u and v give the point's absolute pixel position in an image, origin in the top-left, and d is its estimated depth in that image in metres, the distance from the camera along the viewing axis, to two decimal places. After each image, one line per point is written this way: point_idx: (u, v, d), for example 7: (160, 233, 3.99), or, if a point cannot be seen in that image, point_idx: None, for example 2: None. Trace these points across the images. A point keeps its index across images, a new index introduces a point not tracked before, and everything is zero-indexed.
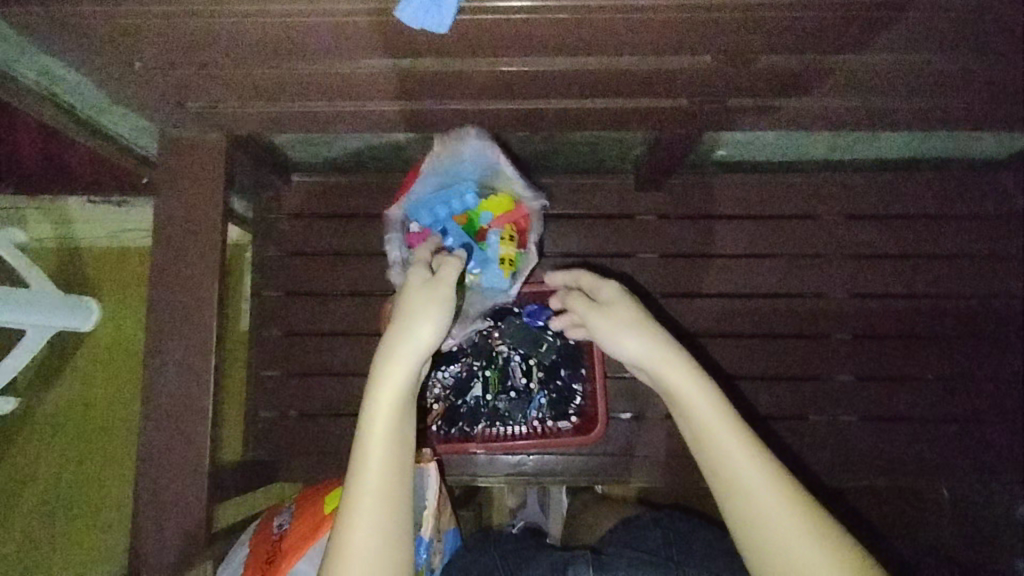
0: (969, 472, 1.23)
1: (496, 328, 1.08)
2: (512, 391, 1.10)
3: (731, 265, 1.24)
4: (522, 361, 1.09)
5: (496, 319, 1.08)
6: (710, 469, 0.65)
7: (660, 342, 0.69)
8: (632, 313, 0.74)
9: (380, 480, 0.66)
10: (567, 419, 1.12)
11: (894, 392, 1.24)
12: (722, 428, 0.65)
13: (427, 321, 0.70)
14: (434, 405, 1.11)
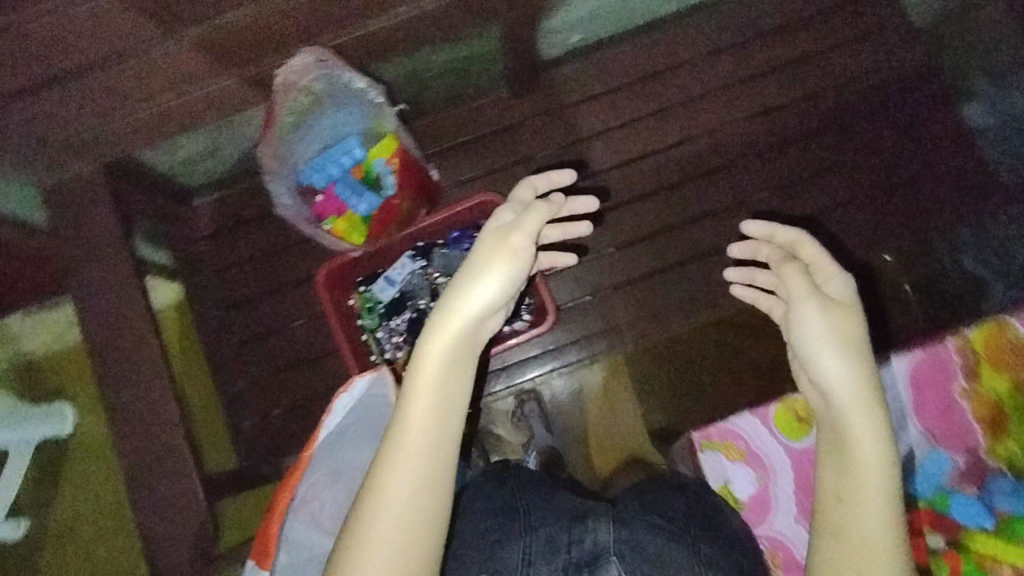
0: (909, 240, 1.26)
1: (426, 264, 1.16)
2: None
3: (628, 129, 1.27)
4: None
5: (424, 257, 1.16)
6: (850, 508, 0.65)
7: (865, 392, 0.67)
8: (849, 328, 0.70)
9: (413, 441, 0.67)
10: (522, 318, 1.16)
11: (815, 192, 1.26)
12: (878, 487, 0.65)
13: (491, 275, 0.74)
14: (398, 354, 1.16)
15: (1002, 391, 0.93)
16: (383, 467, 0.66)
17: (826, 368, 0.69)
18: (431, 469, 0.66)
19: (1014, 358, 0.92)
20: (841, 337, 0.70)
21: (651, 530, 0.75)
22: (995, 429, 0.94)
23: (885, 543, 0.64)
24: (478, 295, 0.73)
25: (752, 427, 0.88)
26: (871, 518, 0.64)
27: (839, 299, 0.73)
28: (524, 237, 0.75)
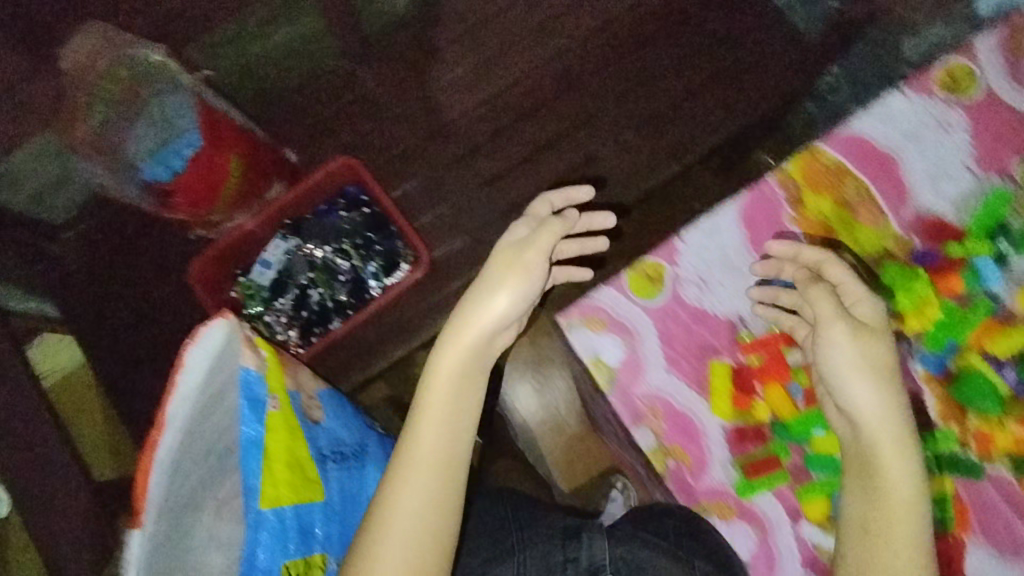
0: (757, 124, 1.26)
1: (300, 240, 1.18)
2: (343, 275, 1.18)
3: (470, 72, 1.28)
4: (335, 249, 1.18)
5: (297, 233, 1.18)
6: (861, 505, 0.72)
7: (890, 414, 0.71)
8: (884, 351, 0.73)
9: (423, 461, 0.73)
10: (401, 267, 1.18)
11: (659, 95, 1.27)
12: (904, 497, 0.70)
13: (505, 294, 0.78)
14: (290, 333, 1.16)
15: (826, 209, 0.89)
16: (395, 484, 0.72)
17: (846, 388, 0.73)
18: (443, 488, 0.73)
19: (828, 179, 0.90)
20: (874, 363, 0.73)
21: (644, 545, 0.78)
22: (829, 246, 0.88)
23: (902, 550, 0.68)
24: (496, 310, 0.78)
25: (610, 298, 0.90)
26: (895, 541, 0.69)
27: (868, 317, 0.75)
28: (537, 255, 0.79)
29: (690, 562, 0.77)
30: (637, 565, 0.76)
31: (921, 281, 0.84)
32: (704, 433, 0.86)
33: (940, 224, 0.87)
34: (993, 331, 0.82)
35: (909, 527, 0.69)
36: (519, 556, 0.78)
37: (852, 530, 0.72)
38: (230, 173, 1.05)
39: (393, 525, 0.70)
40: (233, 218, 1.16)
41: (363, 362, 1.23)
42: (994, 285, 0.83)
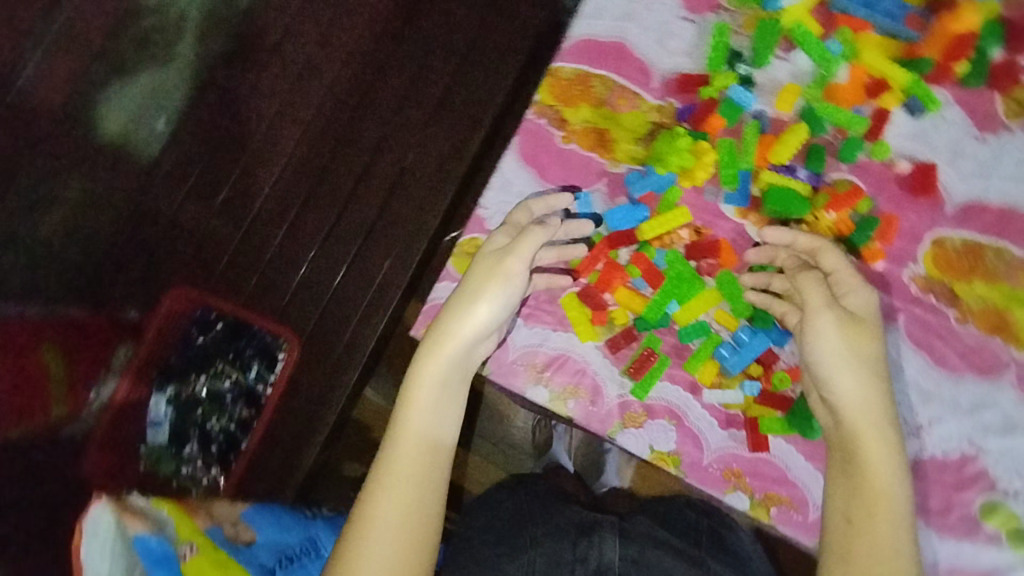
0: (527, 73, 1.30)
1: (178, 383, 1.14)
2: (230, 393, 1.16)
3: (263, 128, 1.17)
4: (212, 373, 1.16)
5: (171, 380, 1.13)
6: (847, 496, 0.73)
7: (873, 403, 0.73)
8: (872, 345, 0.75)
9: (402, 470, 0.75)
10: (279, 355, 1.18)
11: (434, 86, 1.26)
12: (886, 485, 0.71)
13: (485, 304, 0.80)
14: (213, 472, 1.15)
15: (589, 116, 0.94)
16: (377, 496, 0.74)
17: (837, 378, 0.75)
18: (418, 505, 0.74)
19: (577, 89, 0.95)
20: (863, 354, 0.75)
21: (654, 548, 0.85)
22: (607, 144, 0.93)
23: (881, 543, 0.69)
24: (477, 320, 0.80)
25: (447, 291, 0.92)
26: (875, 531, 0.70)
27: (858, 312, 0.77)
28: (518, 264, 0.80)
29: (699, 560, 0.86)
30: (648, 564, 0.84)
31: (681, 136, 0.89)
32: (585, 362, 0.87)
33: (686, 77, 0.94)
34: (770, 145, 0.90)
35: (885, 515, 0.70)
36: (530, 553, 0.85)
37: (836, 520, 0.73)
38: (48, 367, 0.96)
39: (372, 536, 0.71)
40: (93, 396, 1.05)
41: (295, 457, 1.23)
42: (751, 107, 0.92)
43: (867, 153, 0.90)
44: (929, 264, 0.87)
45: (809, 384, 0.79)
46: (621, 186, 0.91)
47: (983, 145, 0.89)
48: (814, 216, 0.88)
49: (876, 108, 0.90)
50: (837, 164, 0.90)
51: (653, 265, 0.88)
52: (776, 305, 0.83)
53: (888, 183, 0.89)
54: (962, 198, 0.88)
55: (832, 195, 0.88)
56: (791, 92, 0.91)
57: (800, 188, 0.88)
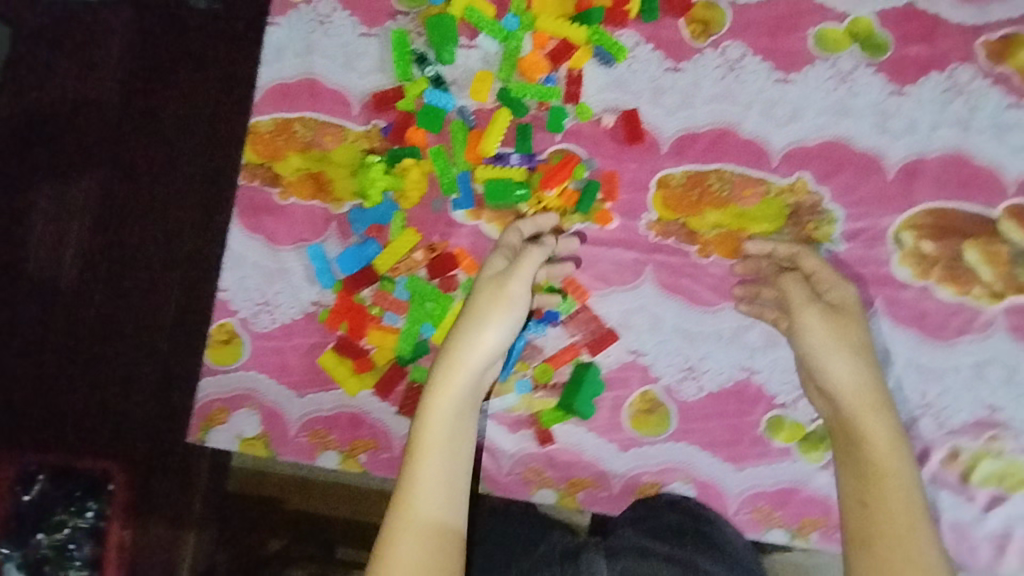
0: None
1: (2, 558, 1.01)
2: (72, 540, 1.04)
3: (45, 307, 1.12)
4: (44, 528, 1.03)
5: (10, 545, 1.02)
6: (885, 502, 0.68)
7: (866, 385, 0.73)
8: (863, 337, 0.74)
9: (437, 496, 0.66)
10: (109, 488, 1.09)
11: (198, 145, 1.11)
12: (905, 487, 0.68)
13: (493, 329, 0.72)
14: None
15: (299, 163, 0.92)
16: (407, 531, 0.63)
17: (835, 368, 0.73)
18: (440, 543, 0.64)
19: (280, 139, 0.92)
20: (852, 341, 0.74)
21: (644, 558, 0.67)
22: (325, 186, 0.91)
23: (920, 551, 0.64)
24: (485, 344, 0.72)
25: (212, 385, 0.89)
26: (895, 526, 0.66)
27: (842, 306, 0.77)
28: (519, 287, 0.74)
29: (690, 561, 0.68)
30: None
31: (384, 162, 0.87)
32: (365, 413, 0.86)
33: (381, 95, 0.91)
34: (477, 140, 0.88)
35: (923, 527, 0.65)
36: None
37: (850, 509, 0.69)
38: None
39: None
40: None
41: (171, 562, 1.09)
42: (451, 106, 0.90)
43: (572, 117, 0.89)
44: (659, 208, 0.87)
45: (812, 387, 0.78)
46: (348, 226, 0.89)
47: (679, 74, 0.88)
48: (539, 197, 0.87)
49: (569, 70, 0.89)
50: (549, 136, 0.89)
51: (396, 298, 0.86)
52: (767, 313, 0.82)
53: (600, 141, 0.88)
54: (673, 134, 0.88)
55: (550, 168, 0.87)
56: (484, 79, 0.89)
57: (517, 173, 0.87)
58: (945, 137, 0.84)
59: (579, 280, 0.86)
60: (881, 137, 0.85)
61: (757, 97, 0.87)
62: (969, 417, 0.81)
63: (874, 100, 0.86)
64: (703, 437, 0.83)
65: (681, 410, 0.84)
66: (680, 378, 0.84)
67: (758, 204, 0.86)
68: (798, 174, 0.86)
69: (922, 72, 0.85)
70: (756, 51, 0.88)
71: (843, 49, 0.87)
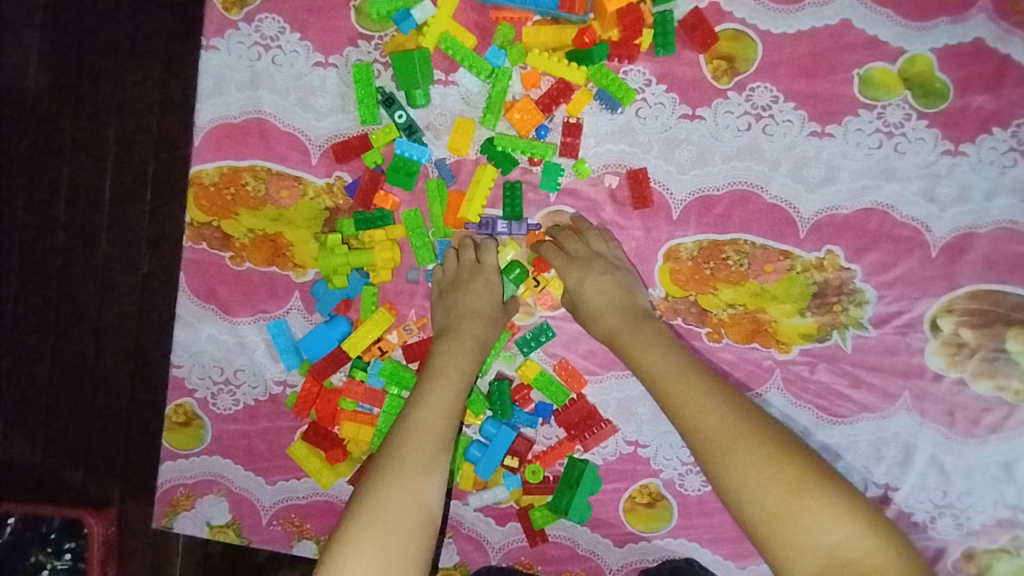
0: None
1: None
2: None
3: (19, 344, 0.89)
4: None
5: None
6: (689, 415, 0.60)
7: (624, 321, 0.70)
8: (609, 292, 0.71)
9: (422, 440, 0.61)
10: None
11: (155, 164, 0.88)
12: (704, 394, 0.61)
13: (481, 320, 0.72)
14: None
15: (253, 222, 0.79)
16: (380, 479, 0.58)
17: (597, 325, 0.71)
18: (422, 478, 0.59)
19: (229, 193, 0.79)
20: (600, 286, 0.71)
21: None
22: (284, 251, 0.79)
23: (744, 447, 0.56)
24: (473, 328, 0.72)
25: (175, 469, 0.81)
26: (713, 430, 0.58)
27: (594, 250, 0.73)
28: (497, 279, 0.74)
29: None
30: None
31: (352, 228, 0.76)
32: (340, 502, 0.79)
33: (342, 143, 0.77)
34: (458, 203, 0.76)
35: (748, 418, 0.58)
36: None
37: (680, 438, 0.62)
38: None
39: (386, 513, 0.55)
40: None
41: None
42: (427, 160, 0.76)
43: (569, 175, 0.76)
44: (666, 283, 0.76)
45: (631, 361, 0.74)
46: (312, 300, 0.78)
47: (696, 122, 0.75)
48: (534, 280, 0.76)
49: (565, 117, 0.76)
50: (540, 196, 0.77)
51: (370, 386, 0.77)
52: None
53: (601, 204, 0.76)
54: (686, 196, 0.76)
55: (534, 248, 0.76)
56: (466, 127, 0.76)
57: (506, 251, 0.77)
58: (1001, 207, 0.73)
59: (575, 367, 0.76)
60: (927, 206, 0.74)
61: (787, 154, 0.75)
62: (990, 518, 0.75)
63: (923, 160, 0.73)
64: (704, 534, 0.77)
65: (682, 505, 0.77)
66: (682, 472, 0.77)
67: (780, 282, 0.75)
68: (828, 247, 0.75)
69: (982, 127, 0.73)
70: (788, 95, 0.74)
71: (894, 94, 0.73)
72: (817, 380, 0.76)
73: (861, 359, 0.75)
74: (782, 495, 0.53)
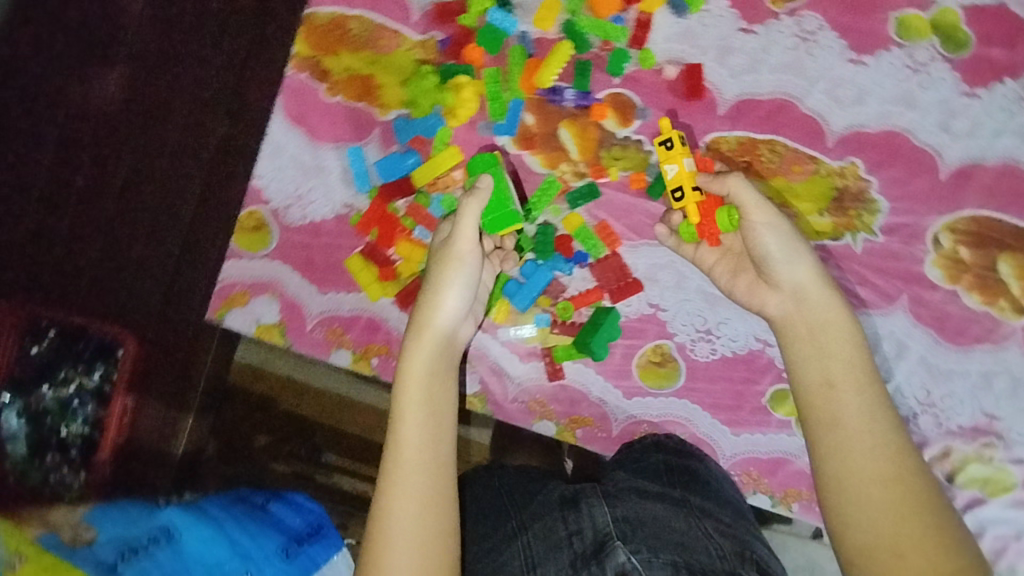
0: None
1: (26, 395, 1.00)
2: (76, 399, 1.03)
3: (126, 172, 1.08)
4: (57, 384, 1.02)
5: (35, 384, 1.01)
6: (835, 451, 0.67)
7: (821, 286, 0.72)
8: (810, 275, 0.73)
9: (411, 463, 0.71)
10: (119, 354, 1.08)
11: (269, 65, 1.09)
12: (867, 403, 0.68)
13: (452, 290, 0.78)
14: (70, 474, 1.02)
15: (351, 63, 0.90)
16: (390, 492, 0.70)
17: (783, 262, 0.73)
18: (433, 486, 0.70)
19: (335, 35, 0.90)
20: (788, 233, 0.73)
21: (644, 498, 0.73)
22: (373, 90, 0.89)
23: (875, 490, 0.64)
24: (449, 305, 0.78)
25: (236, 269, 0.89)
26: (864, 435, 0.66)
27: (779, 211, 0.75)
28: (467, 245, 0.78)
29: (685, 501, 0.74)
30: (642, 520, 0.70)
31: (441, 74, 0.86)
32: (382, 319, 0.88)
33: (443, 7, 0.89)
34: (534, 70, 0.87)
35: (895, 457, 0.65)
36: (523, 538, 0.74)
37: (815, 392, 0.70)
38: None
39: (396, 538, 0.67)
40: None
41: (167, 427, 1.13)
42: (513, 31, 0.88)
43: (634, 63, 0.87)
44: None
45: (750, 284, 0.76)
46: (391, 134, 0.88)
47: (750, 37, 0.86)
48: (669, 140, 0.80)
49: (637, 13, 0.87)
50: (607, 79, 0.87)
51: (430, 213, 0.86)
52: (701, 253, 0.80)
53: (657, 91, 0.87)
54: (732, 97, 0.86)
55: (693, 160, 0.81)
56: (551, 8, 0.87)
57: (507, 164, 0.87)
58: (1006, 145, 0.83)
59: (614, 228, 0.86)
60: (941, 136, 0.84)
61: (825, 75, 0.86)
62: (967, 421, 0.82)
63: (942, 97, 0.84)
64: (705, 398, 0.85)
65: (689, 368, 0.85)
66: (694, 338, 0.85)
67: (805, 182, 0.85)
68: (850, 159, 0.85)
69: (996, 77, 0.84)
70: (833, 26, 0.86)
71: (923, 39, 0.85)
72: (826, 273, 0.84)
73: (868, 260, 0.84)
74: (895, 516, 0.63)
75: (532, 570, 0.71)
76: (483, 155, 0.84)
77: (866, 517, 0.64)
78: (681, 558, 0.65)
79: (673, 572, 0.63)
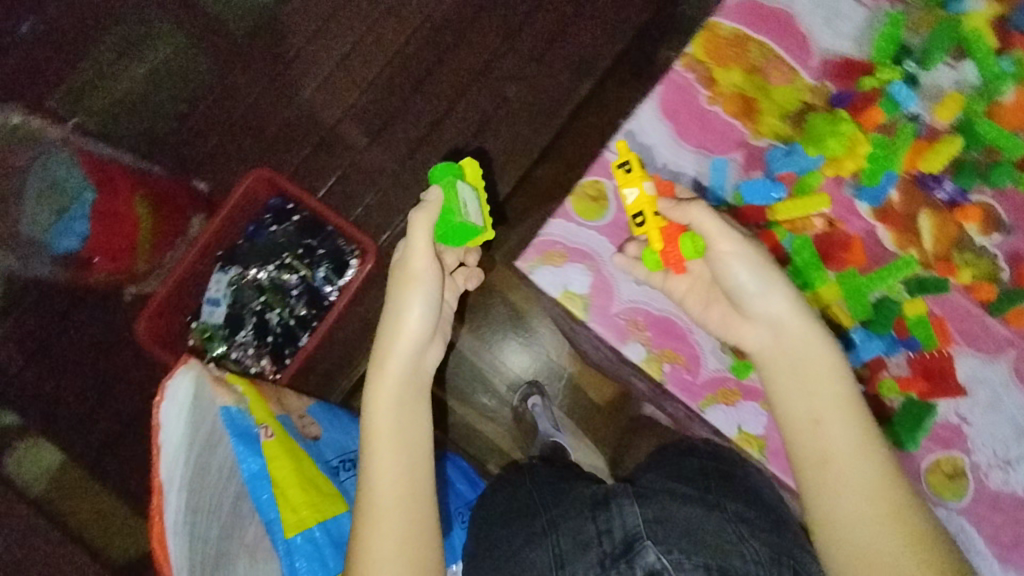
0: (656, 21, 1.24)
1: (241, 268, 1.13)
2: (295, 288, 1.14)
3: (433, 115, 1.22)
4: (278, 265, 1.13)
5: (236, 262, 1.13)
6: (817, 490, 0.66)
7: (798, 320, 0.71)
8: (786, 307, 0.71)
9: (387, 482, 0.70)
10: (350, 264, 1.15)
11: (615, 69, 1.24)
12: (854, 446, 0.66)
13: (415, 311, 0.74)
14: (263, 363, 1.12)
15: (740, 80, 0.89)
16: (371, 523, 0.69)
17: (755, 293, 0.71)
18: (408, 507, 0.70)
19: (732, 50, 0.90)
20: (756, 259, 0.71)
21: (678, 501, 0.73)
22: (753, 114, 0.89)
23: (873, 520, 0.63)
24: (413, 329, 0.75)
25: (563, 229, 0.89)
26: (857, 472, 0.65)
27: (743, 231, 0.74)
28: (422, 262, 0.75)
29: (717, 504, 0.75)
30: (675, 524, 0.69)
31: (842, 121, 0.85)
32: (689, 330, 0.88)
33: (845, 62, 0.89)
34: (921, 152, 0.86)
35: (896, 496, 0.64)
36: (550, 536, 0.73)
37: (798, 424, 0.69)
38: (140, 219, 1.02)
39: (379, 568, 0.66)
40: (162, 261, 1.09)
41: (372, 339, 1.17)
42: (908, 108, 0.87)
43: (1015, 183, 0.86)
44: None
45: (725, 314, 0.76)
46: (760, 161, 0.89)
47: None
48: (627, 163, 0.77)
49: None
50: (982, 187, 0.87)
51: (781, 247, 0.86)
52: (672, 281, 0.80)
53: None
54: None
55: (655, 183, 0.78)
56: (954, 102, 0.86)
57: (472, 172, 0.84)
58: None
59: (949, 327, 0.86)
60: None
61: None
62: None
63: None
64: (984, 525, 0.84)
65: (978, 491, 0.84)
66: (993, 464, 0.84)
67: None
68: None
69: None
70: None
71: None
72: None
73: None
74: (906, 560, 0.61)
75: (561, 568, 0.70)
76: (444, 163, 0.80)
77: (873, 549, 0.62)
78: (716, 563, 0.65)
79: (705, 573, 0.64)
